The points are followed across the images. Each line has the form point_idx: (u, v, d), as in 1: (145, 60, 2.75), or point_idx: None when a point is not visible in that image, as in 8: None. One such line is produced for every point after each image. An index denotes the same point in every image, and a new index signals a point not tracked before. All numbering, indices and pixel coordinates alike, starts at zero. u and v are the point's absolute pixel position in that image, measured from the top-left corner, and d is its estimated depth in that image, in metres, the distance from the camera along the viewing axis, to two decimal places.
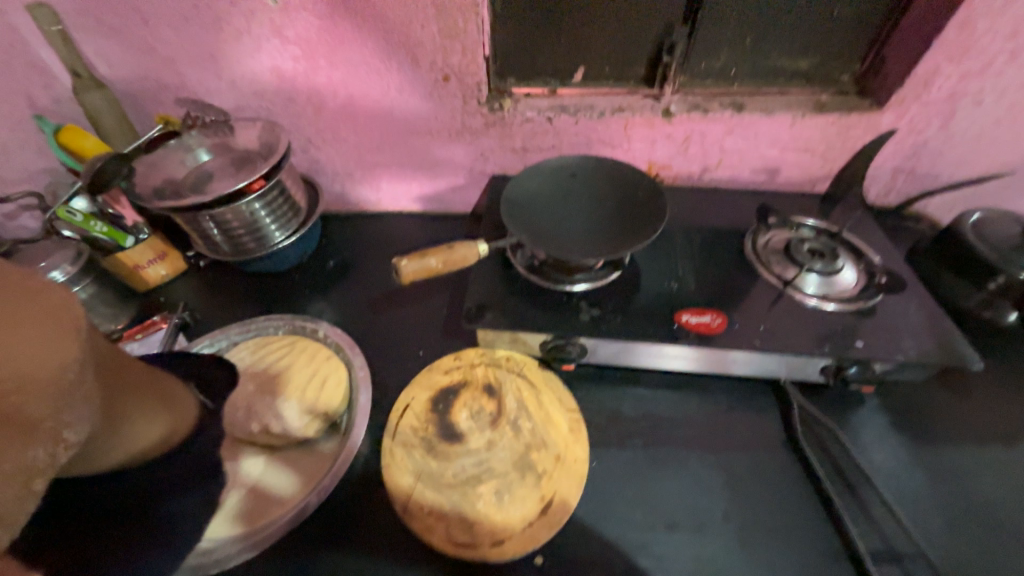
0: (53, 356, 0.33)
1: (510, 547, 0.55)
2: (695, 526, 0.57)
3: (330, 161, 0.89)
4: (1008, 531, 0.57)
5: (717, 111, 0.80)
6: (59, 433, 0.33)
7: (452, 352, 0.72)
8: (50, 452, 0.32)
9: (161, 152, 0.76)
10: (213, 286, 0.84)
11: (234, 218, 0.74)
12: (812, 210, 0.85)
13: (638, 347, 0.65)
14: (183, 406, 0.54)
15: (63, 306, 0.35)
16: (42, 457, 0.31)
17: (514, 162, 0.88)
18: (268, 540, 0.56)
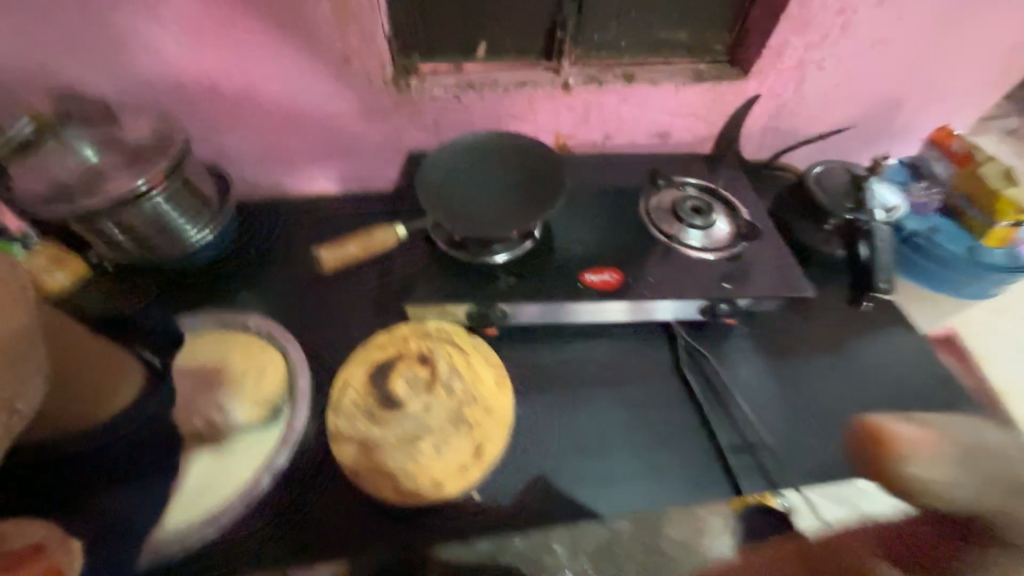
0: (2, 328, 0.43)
1: (450, 488, 0.64)
2: (601, 448, 0.70)
3: (236, 147, 0.86)
4: (826, 416, 0.76)
5: (611, 83, 0.87)
6: (14, 405, 0.43)
7: (386, 328, 0.77)
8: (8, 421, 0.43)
9: (37, 154, 0.70)
10: (124, 289, 0.81)
11: (137, 217, 0.71)
12: (698, 169, 0.96)
13: (550, 306, 0.74)
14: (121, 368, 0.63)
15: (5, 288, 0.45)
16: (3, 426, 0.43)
17: (428, 139, 0.90)
18: (226, 519, 0.61)
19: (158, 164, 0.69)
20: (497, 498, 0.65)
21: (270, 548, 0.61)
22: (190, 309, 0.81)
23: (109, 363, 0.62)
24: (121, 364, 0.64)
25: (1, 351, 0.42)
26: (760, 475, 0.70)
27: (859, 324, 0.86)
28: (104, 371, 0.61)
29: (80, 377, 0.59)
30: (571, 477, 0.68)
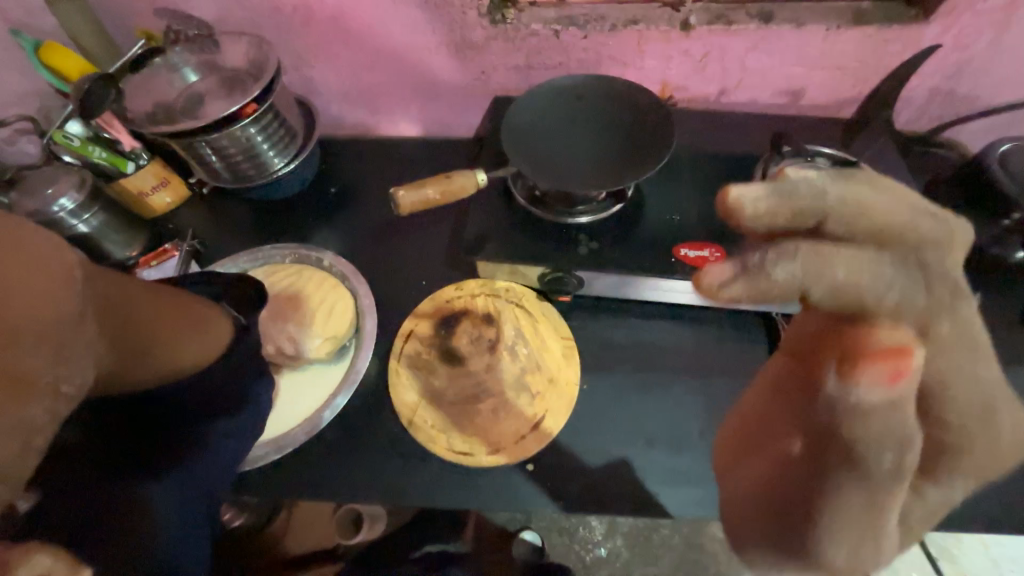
0: (51, 303, 0.34)
1: (505, 456, 0.62)
2: (673, 443, 0.63)
3: (325, 80, 0.84)
4: None
5: (742, 23, 0.72)
6: (58, 388, 0.35)
7: (453, 282, 0.74)
8: (50, 407, 0.34)
9: (145, 73, 0.72)
10: (219, 215, 0.85)
11: (231, 144, 0.73)
12: (832, 137, 0.80)
13: (634, 279, 0.65)
14: (212, 326, 0.55)
15: (54, 256, 0.36)
16: (42, 414, 0.33)
17: (517, 82, 0.82)
18: (291, 446, 0.64)
19: (251, 92, 0.68)
20: (551, 474, 0.62)
21: (327, 480, 0.63)
22: (273, 240, 0.83)
23: (196, 320, 0.54)
24: (212, 319, 0.56)
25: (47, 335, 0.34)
26: None
27: (1010, 351, 0.71)
28: (187, 326, 0.52)
29: (154, 343, 0.48)
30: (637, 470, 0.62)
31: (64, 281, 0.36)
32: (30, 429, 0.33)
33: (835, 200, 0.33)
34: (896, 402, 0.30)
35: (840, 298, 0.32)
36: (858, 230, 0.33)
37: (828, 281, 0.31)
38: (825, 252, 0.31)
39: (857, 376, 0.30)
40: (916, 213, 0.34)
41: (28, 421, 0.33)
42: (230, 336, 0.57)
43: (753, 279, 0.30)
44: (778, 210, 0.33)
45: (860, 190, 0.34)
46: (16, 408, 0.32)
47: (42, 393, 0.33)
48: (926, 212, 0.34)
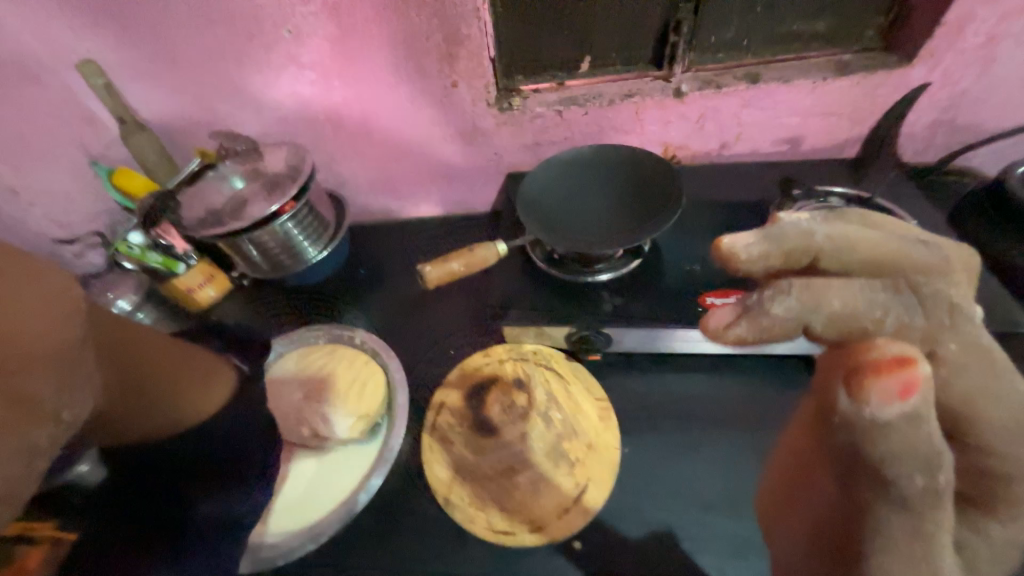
0: (58, 331, 0.38)
1: (549, 532, 0.58)
2: (731, 507, 0.58)
3: (353, 174, 0.93)
4: None
5: (731, 85, 0.78)
6: (60, 414, 0.37)
7: (481, 349, 0.75)
8: (53, 432, 0.37)
9: (199, 184, 0.82)
10: (258, 303, 0.90)
11: (271, 239, 0.80)
12: (840, 177, 0.82)
13: (662, 332, 0.65)
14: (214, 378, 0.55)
15: (63, 289, 0.40)
16: (46, 437, 0.36)
17: (527, 158, 0.89)
18: (325, 534, 0.61)
19: (289, 192, 0.76)
20: (602, 553, 0.56)
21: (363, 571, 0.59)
22: (307, 322, 0.86)
23: (199, 369, 0.54)
24: (213, 369, 0.56)
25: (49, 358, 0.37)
26: None
27: None
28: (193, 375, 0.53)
29: (157, 394, 0.49)
30: (694, 541, 0.56)
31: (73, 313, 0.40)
32: (31, 453, 0.35)
33: (827, 239, 0.32)
34: (918, 416, 0.26)
35: (840, 328, 0.29)
36: (853, 264, 0.31)
37: (824, 312, 0.29)
38: (818, 286, 0.29)
39: (864, 390, 0.26)
40: (906, 241, 0.32)
41: (31, 442, 0.35)
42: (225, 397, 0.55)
43: (753, 318, 0.29)
44: (769, 252, 0.32)
45: (850, 227, 0.32)
46: (20, 427, 0.35)
47: (44, 416, 0.36)
48: (920, 241, 0.32)
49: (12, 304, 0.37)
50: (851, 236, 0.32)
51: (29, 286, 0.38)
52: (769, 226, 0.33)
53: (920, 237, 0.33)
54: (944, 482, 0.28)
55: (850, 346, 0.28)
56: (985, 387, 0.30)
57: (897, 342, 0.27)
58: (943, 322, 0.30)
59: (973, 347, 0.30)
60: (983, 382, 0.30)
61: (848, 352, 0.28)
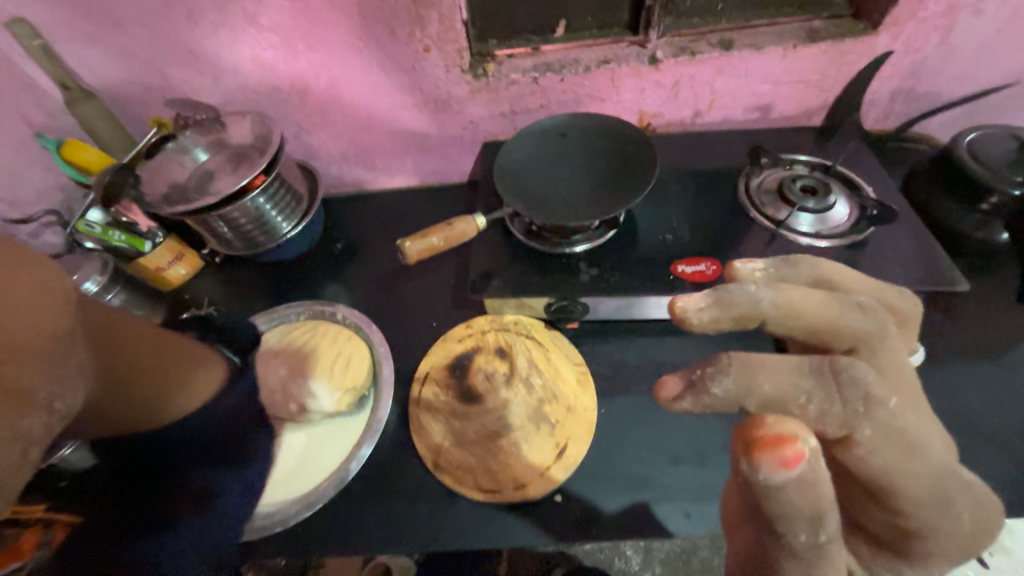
0: (46, 321, 0.39)
1: (532, 489, 0.62)
2: (697, 457, 0.63)
3: (323, 145, 0.90)
4: (990, 438, 0.63)
5: (705, 52, 0.78)
6: (52, 403, 0.39)
7: (463, 321, 0.77)
8: (45, 419, 0.39)
9: (159, 158, 0.78)
10: (234, 280, 0.89)
11: (242, 214, 0.77)
12: (806, 145, 0.85)
13: (636, 300, 0.68)
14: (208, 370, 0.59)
15: (52, 281, 0.41)
16: (38, 425, 0.39)
17: (503, 127, 0.88)
18: (320, 501, 0.64)
19: (259, 165, 0.73)
20: (580, 504, 0.61)
21: (358, 533, 0.62)
22: (286, 299, 0.86)
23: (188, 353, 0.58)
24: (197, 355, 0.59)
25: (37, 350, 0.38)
26: None
27: None
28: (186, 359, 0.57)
29: (149, 382, 0.52)
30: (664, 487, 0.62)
31: (60, 303, 0.40)
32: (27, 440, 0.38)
33: (770, 307, 0.38)
34: (805, 481, 0.31)
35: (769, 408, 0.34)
36: (789, 327, 0.39)
37: (756, 396, 0.33)
38: (754, 366, 0.33)
39: (755, 463, 0.30)
40: (847, 308, 0.40)
41: (24, 430, 0.38)
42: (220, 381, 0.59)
43: (697, 394, 0.33)
44: (719, 316, 0.37)
45: (793, 292, 0.39)
46: (17, 417, 0.37)
47: (36, 406, 0.38)
48: (857, 306, 0.41)
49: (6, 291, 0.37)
50: (791, 303, 0.39)
51: (17, 275, 0.39)
52: (721, 287, 0.38)
53: (858, 300, 0.41)
54: (824, 532, 0.34)
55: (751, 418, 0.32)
56: (895, 462, 0.37)
57: (786, 420, 0.31)
58: (860, 411, 0.35)
59: (892, 426, 0.37)
60: (895, 460, 0.37)
61: (746, 425, 0.32)
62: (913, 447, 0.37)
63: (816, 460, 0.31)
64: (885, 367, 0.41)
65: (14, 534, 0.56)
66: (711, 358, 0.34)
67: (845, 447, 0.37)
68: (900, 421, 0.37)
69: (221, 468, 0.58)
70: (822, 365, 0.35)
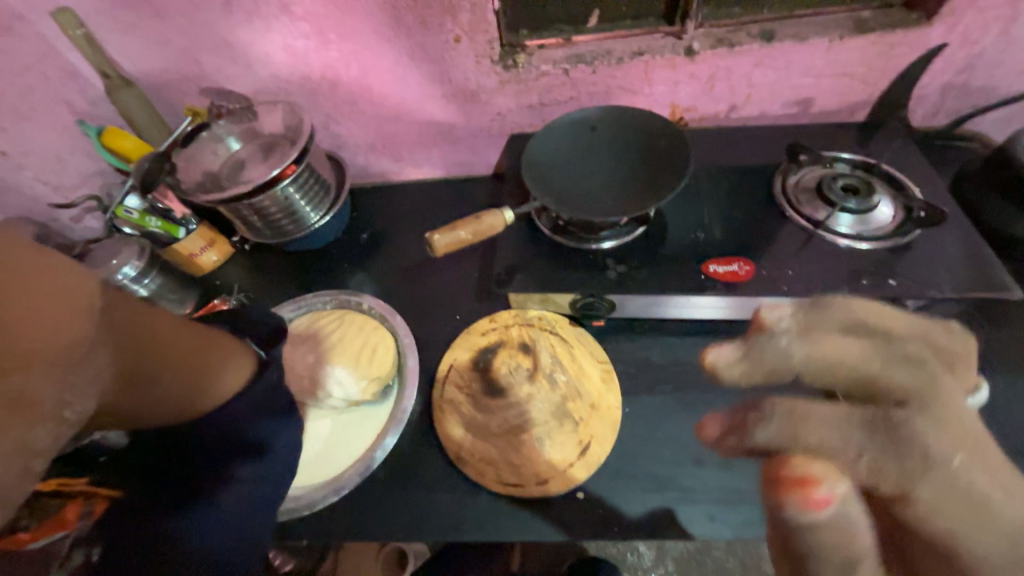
0: (62, 331, 0.38)
1: (555, 485, 0.62)
2: (723, 461, 0.62)
3: (351, 135, 0.90)
4: None
5: (744, 43, 0.75)
6: (63, 414, 0.38)
7: (486, 315, 0.77)
8: (53, 430, 0.37)
9: (194, 146, 0.79)
10: (263, 267, 0.90)
11: (273, 203, 0.78)
12: (847, 143, 0.81)
13: (665, 299, 0.67)
14: (237, 364, 0.60)
15: (73, 288, 0.40)
16: (47, 434, 0.37)
17: (531, 119, 0.86)
18: (345, 488, 0.65)
19: (290, 155, 0.74)
20: (602, 502, 0.61)
21: (382, 520, 0.63)
22: (313, 287, 0.87)
23: (224, 345, 0.59)
24: (231, 347, 0.60)
25: (53, 358, 0.37)
26: None
27: None
28: (216, 354, 0.57)
29: (177, 377, 0.52)
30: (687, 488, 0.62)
31: (76, 311, 0.39)
32: (32, 452, 0.36)
33: (804, 361, 0.40)
34: (835, 524, 0.33)
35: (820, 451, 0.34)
36: (825, 380, 0.40)
37: (800, 445, 0.34)
38: (798, 416, 0.35)
39: (784, 501, 0.33)
40: (891, 360, 0.39)
41: (30, 442, 0.36)
42: (250, 375, 0.61)
43: (738, 436, 0.36)
44: (750, 370, 0.41)
45: (827, 343, 0.40)
46: (20, 430, 0.35)
47: (43, 418, 0.36)
48: (906, 358, 0.39)
49: (16, 301, 0.36)
50: (823, 358, 0.40)
51: (37, 283, 0.38)
52: (753, 340, 0.42)
53: (906, 351, 0.39)
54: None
55: (778, 458, 0.34)
56: (965, 530, 0.34)
57: (810, 463, 0.33)
58: (917, 470, 0.34)
59: (949, 482, 0.35)
60: (963, 524, 0.34)
61: (771, 464, 0.34)
62: (975, 500, 0.34)
63: (843, 503, 0.33)
64: (950, 418, 0.36)
65: (55, 506, 0.57)
66: (754, 404, 0.37)
67: (903, 505, 0.35)
68: (964, 480, 0.35)
69: (237, 457, 0.59)
70: (874, 420, 0.35)
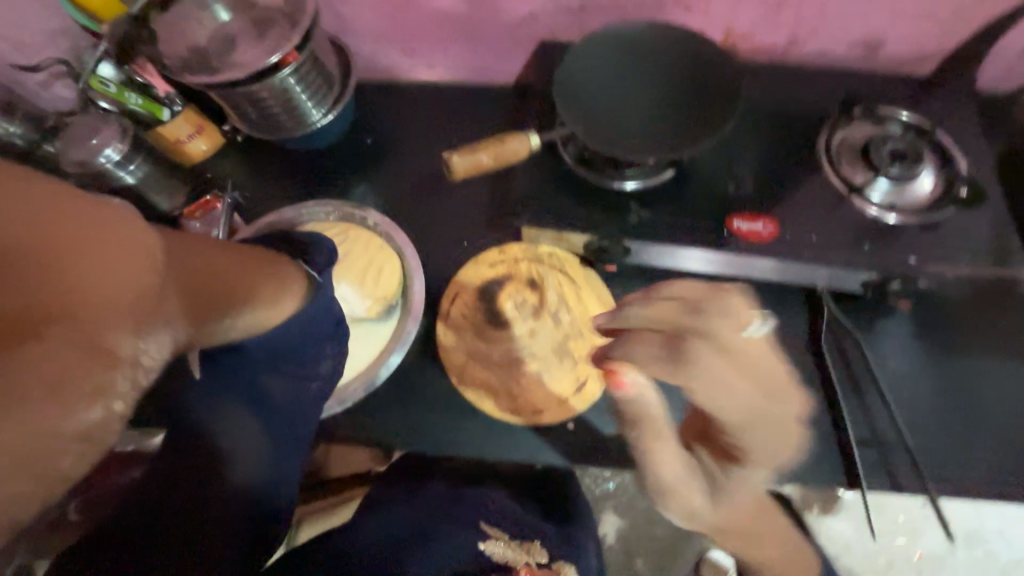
0: (128, 279, 0.32)
1: (548, 416, 0.66)
2: None
3: (360, 18, 0.79)
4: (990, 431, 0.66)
5: None
6: (139, 359, 0.31)
7: (496, 245, 0.75)
8: (132, 378, 0.31)
9: (175, 11, 0.67)
10: (260, 166, 0.84)
11: (269, 93, 0.70)
12: (905, 99, 0.74)
13: (682, 249, 0.65)
14: (285, 278, 0.56)
15: (139, 234, 0.34)
16: (126, 383, 0.30)
17: (567, 26, 0.76)
18: (348, 399, 0.67)
19: (292, 39, 0.64)
20: (589, 435, 0.66)
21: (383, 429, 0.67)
22: (315, 194, 0.83)
23: (272, 269, 0.54)
24: (284, 274, 0.56)
25: (121, 308, 0.30)
26: (884, 475, 0.65)
27: None
28: (267, 276, 0.53)
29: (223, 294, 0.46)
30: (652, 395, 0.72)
31: (143, 263, 0.34)
32: (112, 400, 0.29)
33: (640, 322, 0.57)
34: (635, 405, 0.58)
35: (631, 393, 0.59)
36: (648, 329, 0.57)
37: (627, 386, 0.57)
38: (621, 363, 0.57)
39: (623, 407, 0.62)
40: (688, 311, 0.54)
41: (105, 384, 0.29)
42: (301, 293, 0.58)
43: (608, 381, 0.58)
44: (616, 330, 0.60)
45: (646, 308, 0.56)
46: (95, 370, 0.29)
47: (121, 363, 0.30)
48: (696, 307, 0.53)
49: (92, 248, 0.31)
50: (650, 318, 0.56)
51: (105, 227, 0.32)
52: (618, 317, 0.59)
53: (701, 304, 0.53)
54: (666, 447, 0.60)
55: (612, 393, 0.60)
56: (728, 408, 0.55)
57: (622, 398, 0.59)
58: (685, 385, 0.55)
59: (708, 374, 0.52)
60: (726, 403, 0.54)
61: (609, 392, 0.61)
62: (723, 383, 0.53)
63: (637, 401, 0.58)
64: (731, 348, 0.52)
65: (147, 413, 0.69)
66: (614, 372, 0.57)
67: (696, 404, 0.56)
68: (715, 381, 0.53)
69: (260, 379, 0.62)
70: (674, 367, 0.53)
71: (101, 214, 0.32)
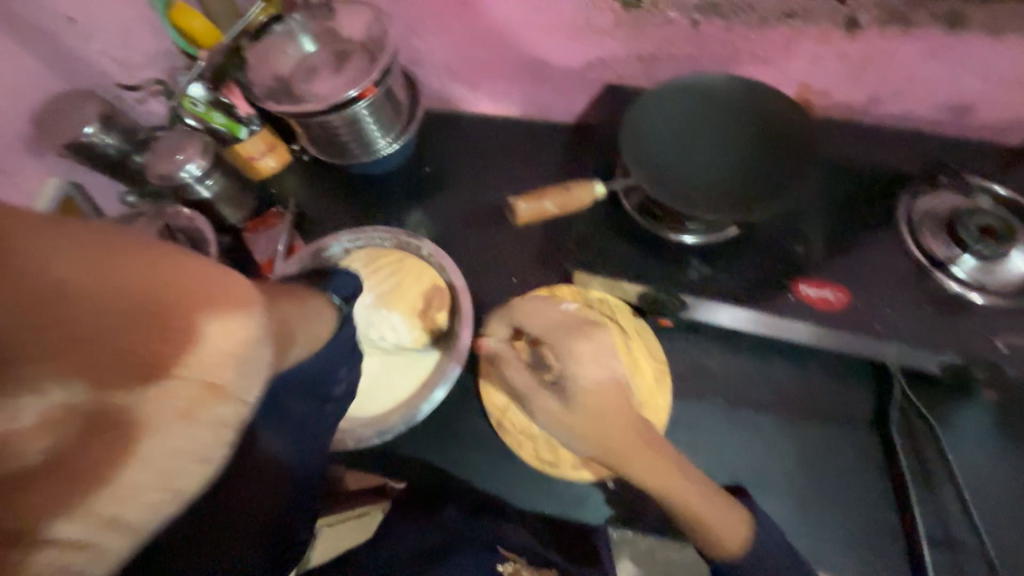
0: (227, 332, 0.37)
1: (592, 470, 0.65)
2: (759, 480, 0.64)
3: (432, 53, 0.82)
4: None
5: (925, 26, 0.61)
6: (242, 397, 0.38)
7: (546, 285, 0.74)
8: (234, 409, 0.38)
9: (266, 41, 0.72)
10: (323, 186, 0.87)
11: (340, 121, 0.73)
12: (996, 167, 0.70)
13: (743, 312, 0.63)
14: (323, 310, 0.53)
15: (238, 289, 0.39)
16: (228, 412, 0.37)
17: (636, 72, 0.76)
18: (390, 432, 0.67)
19: (371, 76, 0.67)
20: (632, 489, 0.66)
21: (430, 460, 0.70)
22: (372, 216, 0.85)
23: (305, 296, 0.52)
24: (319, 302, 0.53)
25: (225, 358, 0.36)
26: None
27: None
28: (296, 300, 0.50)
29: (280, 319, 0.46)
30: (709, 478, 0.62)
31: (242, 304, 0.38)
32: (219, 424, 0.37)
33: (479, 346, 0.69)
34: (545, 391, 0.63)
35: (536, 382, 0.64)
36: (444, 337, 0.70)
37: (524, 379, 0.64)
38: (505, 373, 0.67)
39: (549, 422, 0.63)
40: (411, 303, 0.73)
41: (218, 418, 0.37)
42: (335, 323, 0.55)
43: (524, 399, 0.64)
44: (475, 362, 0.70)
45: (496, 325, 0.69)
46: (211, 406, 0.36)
47: (229, 398, 0.37)
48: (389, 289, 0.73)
49: (181, 293, 0.36)
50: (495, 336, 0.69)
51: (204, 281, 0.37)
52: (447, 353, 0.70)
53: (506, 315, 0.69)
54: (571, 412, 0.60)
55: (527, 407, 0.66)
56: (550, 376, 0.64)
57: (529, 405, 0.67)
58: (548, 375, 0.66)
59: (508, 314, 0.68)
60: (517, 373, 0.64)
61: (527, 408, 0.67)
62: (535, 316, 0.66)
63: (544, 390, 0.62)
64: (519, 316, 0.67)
65: None
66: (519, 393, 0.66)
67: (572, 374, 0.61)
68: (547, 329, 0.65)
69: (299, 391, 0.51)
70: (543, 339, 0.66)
71: (184, 273, 0.37)
